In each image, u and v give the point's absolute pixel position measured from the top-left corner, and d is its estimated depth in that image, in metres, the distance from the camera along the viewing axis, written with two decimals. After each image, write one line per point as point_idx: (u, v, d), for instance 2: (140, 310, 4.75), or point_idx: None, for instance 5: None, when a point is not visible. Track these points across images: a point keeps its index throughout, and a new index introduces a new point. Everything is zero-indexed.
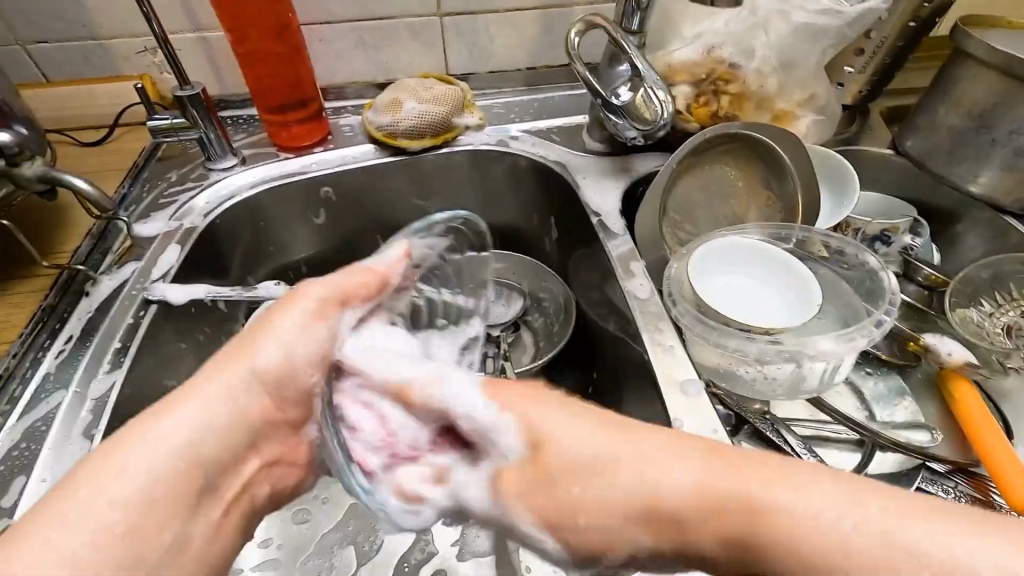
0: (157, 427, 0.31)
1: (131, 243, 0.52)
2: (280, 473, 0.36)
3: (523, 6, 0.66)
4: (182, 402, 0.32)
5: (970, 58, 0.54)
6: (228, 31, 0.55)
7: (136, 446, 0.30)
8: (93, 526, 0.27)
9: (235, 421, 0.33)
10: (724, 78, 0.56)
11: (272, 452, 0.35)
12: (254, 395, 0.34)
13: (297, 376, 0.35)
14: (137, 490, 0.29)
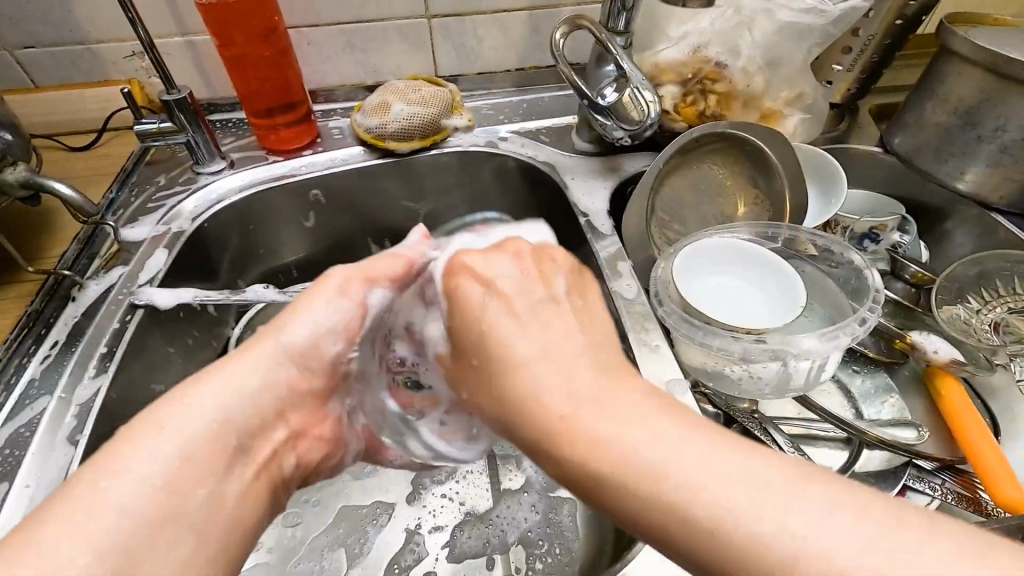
0: (193, 398, 0.32)
1: (118, 247, 0.52)
2: (306, 444, 0.38)
3: (510, 7, 0.66)
4: (221, 371, 0.34)
5: (955, 55, 0.54)
6: (214, 35, 0.54)
7: (176, 413, 0.31)
8: (141, 483, 0.28)
9: (263, 394, 0.35)
10: (711, 77, 0.56)
11: (299, 422, 0.37)
12: (284, 366, 0.36)
13: (322, 349, 0.37)
14: (177, 449, 0.30)
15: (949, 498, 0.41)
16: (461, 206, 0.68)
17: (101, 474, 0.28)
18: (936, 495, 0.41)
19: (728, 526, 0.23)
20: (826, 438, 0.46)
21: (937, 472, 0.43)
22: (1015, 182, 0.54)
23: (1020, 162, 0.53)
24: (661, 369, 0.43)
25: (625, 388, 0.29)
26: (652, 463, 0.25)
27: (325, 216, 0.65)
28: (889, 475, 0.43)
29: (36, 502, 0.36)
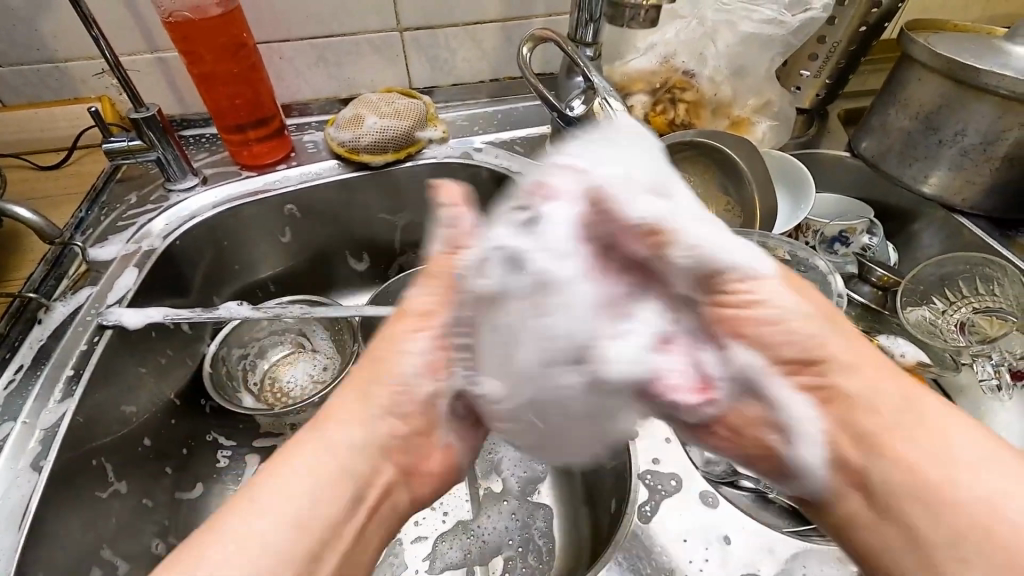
0: (300, 453, 0.33)
1: (87, 268, 0.52)
2: (417, 482, 0.37)
3: (482, 19, 0.66)
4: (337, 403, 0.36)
5: (915, 62, 0.55)
6: (182, 53, 0.54)
7: (284, 468, 0.32)
8: (276, 503, 0.30)
9: (376, 422, 0.35)
10: (679, 86, 0.57)
11: (406, 462, 0.36)
12: (382, 421, 0.35)
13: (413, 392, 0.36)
14: (307, 492, 0.31)
15: None
16: None
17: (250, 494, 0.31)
18: None
19: (924, 469, 0.28)
20: None
21: None
22: (977, 185, 0.56)
23: (980, 167, 0.54)
24: None
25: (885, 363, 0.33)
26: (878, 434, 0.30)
27: (301, 231, 0.65)
28: None
29: None
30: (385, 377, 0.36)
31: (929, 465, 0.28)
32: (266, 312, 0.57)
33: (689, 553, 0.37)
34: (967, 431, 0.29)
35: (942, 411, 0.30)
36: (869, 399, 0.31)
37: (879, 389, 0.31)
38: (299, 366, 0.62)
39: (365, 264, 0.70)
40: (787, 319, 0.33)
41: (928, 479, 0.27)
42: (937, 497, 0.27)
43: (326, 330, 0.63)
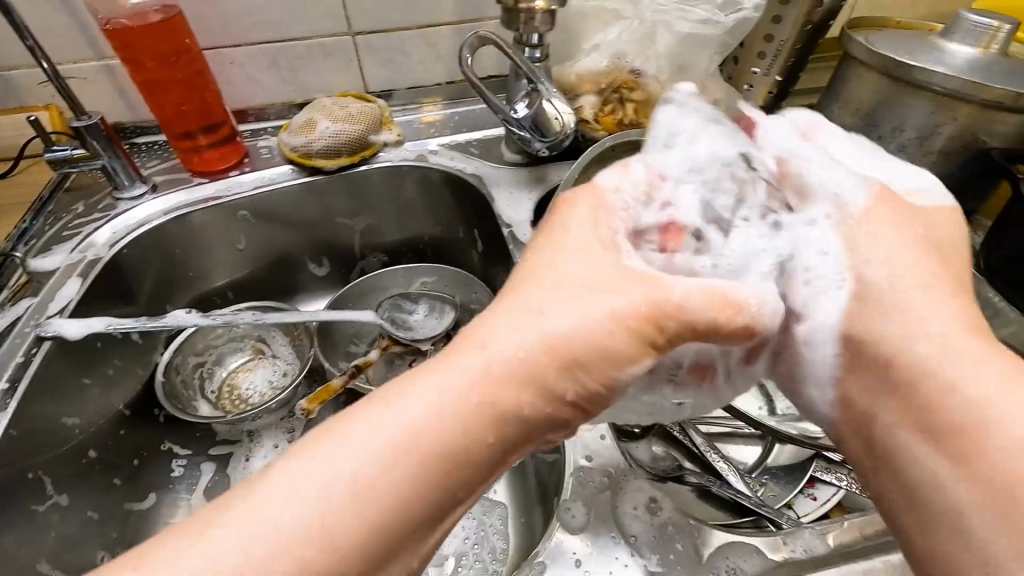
0: (391, 407, 0.27)
1: (28, 279, 0.51)
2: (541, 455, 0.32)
3: (434, 22, 0.67)
4: (493, 340, 0.29)
5: (855, 59, 0.56)
6: (124, 61, 0.54)
7: (361, 425, 0.27)
8: (352, 457, 0.25)
9: (517, 386, 0.28)
10: (627, 86, 0.57)
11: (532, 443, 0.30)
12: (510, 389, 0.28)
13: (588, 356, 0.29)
14: (365, 461, 0.26)
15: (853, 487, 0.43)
16: (395, 220, 0.69)
17: (340, 426, 0.27)
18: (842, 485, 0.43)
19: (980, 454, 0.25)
20: (743, 436, 0.48)
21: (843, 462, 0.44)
22: None
23: (919, 161, 0.56)
24: None
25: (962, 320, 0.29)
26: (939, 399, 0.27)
27: (256, 237, 0.64)
28: (797, 468, 0.45)
29: None
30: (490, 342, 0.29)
31: (940, 382, 0.27)
32: (217, 319, 0.56)
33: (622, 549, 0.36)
34: None
35: None
36: (945, 371, 0.27)
37: (930, 317, 0.29)
38: (257, 373, 0.61)
39: (325, 269, 0.70)
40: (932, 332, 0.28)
41: (972, 457, 0.25)
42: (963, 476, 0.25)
43: (284, 337, 0.63)
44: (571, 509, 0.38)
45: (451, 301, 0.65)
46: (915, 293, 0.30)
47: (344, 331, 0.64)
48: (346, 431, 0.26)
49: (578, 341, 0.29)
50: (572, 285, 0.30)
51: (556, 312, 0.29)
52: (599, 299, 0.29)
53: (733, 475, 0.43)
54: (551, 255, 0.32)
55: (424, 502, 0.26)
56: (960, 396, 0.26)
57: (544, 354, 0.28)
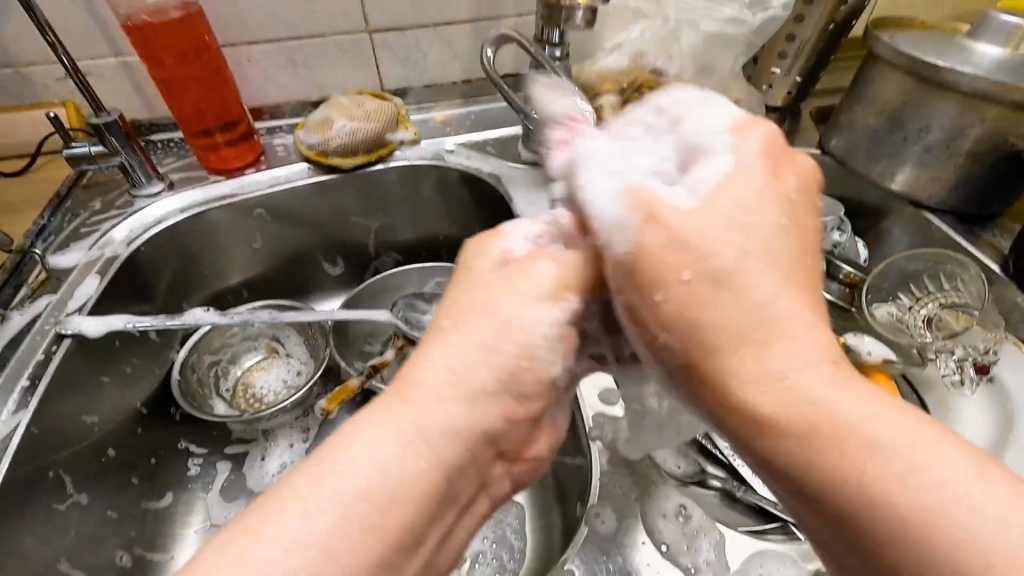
0: (349, 453, 0.25)
1: (46, 276, 0.51)
2: (519, 466, 0.32)
3: (451, 20, 0.66)
4: (425, 375, 0.28)
5: (880, 60, 0.55)
6: (143, 58, 0.54)
7: (321, 481, 0.24)
8: (310, 515, 0.24)
9: (480, 396, 0.28)
10: (648, 85, 0.57)
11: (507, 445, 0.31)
12: (474, 403, 0.28)
13: (536, 364, 0.30)
14: (346, 505, 0.24)
15: None
16: (411, 220, 0.68)
17: (269, 510, 0.24)
18: None
19: (874, 480, 0.21)
20: None
21: None
22: (943, 181, 0.56)
23: (944, 163, 0.55)
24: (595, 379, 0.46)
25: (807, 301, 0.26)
26: (818, 408, 0.23)
27: (271, 235, 0.64)
28: None
29: None
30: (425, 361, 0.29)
31: (820, 405, 0.23)
32: (235, 317, 0.56)
33: (647, 555, 0.37)
34: (950, 444, 0.22)
35: (922, 425, 0.22)
36: (823, 394, 0.23)
37: (784, 293, 0.25)
38: (272, 371, 0.62)
39: (339, 269, 0.70)
40: (773, 312, 0.25)
41: (874, 481, 0.21)
42: (858, 509, 0.21)
43: (298, 336, 0.63)
44: (601, 515, 0.38)
45: None
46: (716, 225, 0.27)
47: (359, 330, 0.63)
48: (289, 499, 0.24)
49: (482, 364, 0.29)
50: (492, 301, 0.31)
51: (484, 326, 0.30)
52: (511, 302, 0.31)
53: (758, 479, 0.41)
54: (479, 291, 0.32)
55: (409, 526, 0.25)
56: (847, 411, 0.23)
57: (488, 356, 0.29)
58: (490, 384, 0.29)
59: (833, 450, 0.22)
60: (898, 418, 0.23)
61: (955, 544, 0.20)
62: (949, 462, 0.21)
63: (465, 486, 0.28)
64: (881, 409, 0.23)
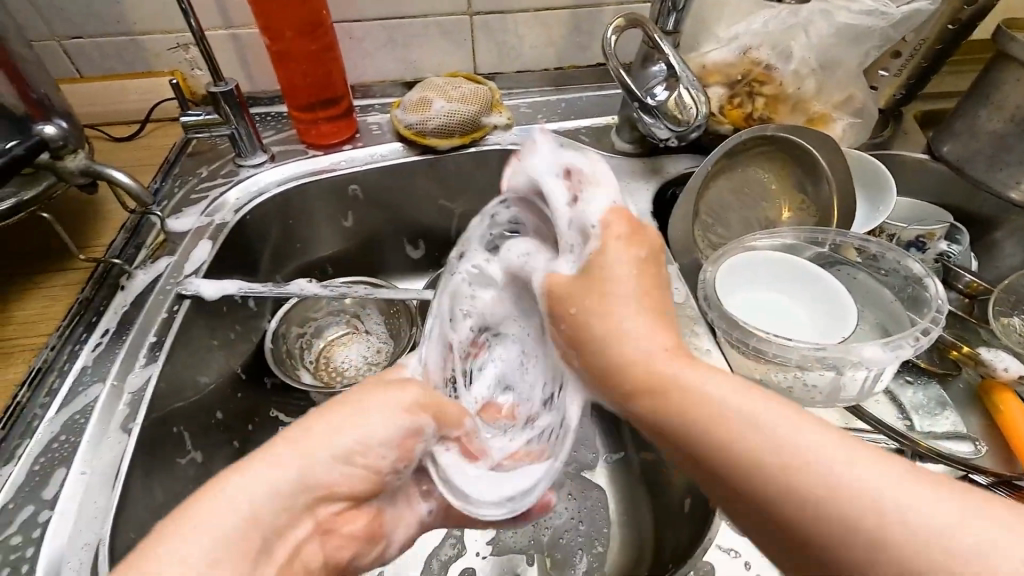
0: (225, 490, 0.28)
1: (164, 238, 0.52)
2: (337, 542, 0.32)
3: (552, 5, 0.65)
4: (324, 416, 0.33)
5: (1014, 62, 0.53)
6: (262, 28, 0.55)
7: (201, 513, 0.27)
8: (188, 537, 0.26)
9: (327, 465, 0.31)
10: (760, 79, 0.55)
11: (328, 518, 0.31)
12: (331, 475, 0.31)
13: (361, 480, 0.32)
14: (208, 538, 0.26)
15: None
16: None
17: (181, 519, 0.26)
18: None
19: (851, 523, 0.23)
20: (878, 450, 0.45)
21: (994, 489, 0.41)
22: None
23: None
24: None
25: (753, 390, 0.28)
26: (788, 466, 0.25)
27: (363, 215, 0.65)
28: None
29: (92, 490, 0.37)
30: (316, 433, 0.32)
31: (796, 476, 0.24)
32: (332, 290, 0.57)
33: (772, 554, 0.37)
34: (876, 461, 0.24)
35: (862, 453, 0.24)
36: (789, 438, 0.25)
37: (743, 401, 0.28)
38: (352, 348, 0.64)
39: (420, 252, 0.70)
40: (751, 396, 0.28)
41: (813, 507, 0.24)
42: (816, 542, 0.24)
43: (380, 315, 0.65)
44: None
45: None
46: (751, 397, 0.28)
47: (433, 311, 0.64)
48: (168, 536, 0.26)
49: (331, 472, 0.31)
50: (360, 424, 0.32)
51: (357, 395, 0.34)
52: (369, 434, 0.32)
53: None
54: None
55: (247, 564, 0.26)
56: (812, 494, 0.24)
57: (361, 483, 0.32)
58: (335, 461, 0.31)
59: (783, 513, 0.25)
60: (799, 436, 0.25)
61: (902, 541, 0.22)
62: (874, 474, 0.23)
63: (301, 526, 0.30)
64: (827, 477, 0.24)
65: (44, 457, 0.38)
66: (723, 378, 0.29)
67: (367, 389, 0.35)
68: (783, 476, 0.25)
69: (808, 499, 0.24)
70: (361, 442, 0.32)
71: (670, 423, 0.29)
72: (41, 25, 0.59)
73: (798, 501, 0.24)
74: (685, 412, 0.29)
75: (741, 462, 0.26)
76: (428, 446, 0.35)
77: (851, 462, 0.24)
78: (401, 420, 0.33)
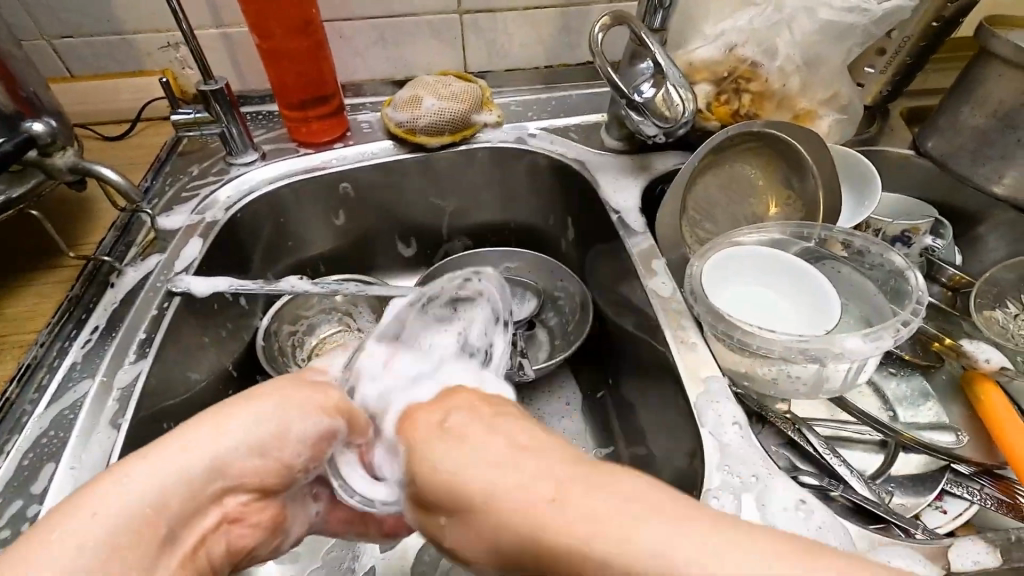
0: (126, 476, 0.27)
1: (154, 236, 0.52)
2: (242, 532, 0.32)
3: (541, 4, 0.66)
4: (246, 403, 0.32)
5: (996, 58, 0.53)
6: (252, 27, 0.55)
7: (100, 494, 0.27)
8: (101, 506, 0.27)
9: (240, 453, 0.30)
10: (746, 76, 0.56)
11: (235, 508, 0.31)
12: (243, 463, 0.30)
13: (279, 471, 0.32)
14: (98, 529, 0.26)
15: (989, 503, 0.41)
16: (488, 203, 0.69)
17: (74, 504, 0.26)
18: (976, 500, 0.42)
19: (627, 557, 0.21)
20: (861, 440, 0.46)
21: (976, 477, 0.43)
22: None
23: None
24: (698, 364, 0.42)
25: (533, 445, 0.26)
26: (540, 520, 0.23)
27: (354, 213, 0.65)
28: (928, 479, 0.43)
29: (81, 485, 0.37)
30: (229, 418, 0.31)
31: (567, 532, 0.22)
32: (323, 287, 0.57)
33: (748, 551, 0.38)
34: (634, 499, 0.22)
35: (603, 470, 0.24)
36: (555, 504, 0.23)
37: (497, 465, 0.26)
38: (344, 345, 0.64)
39: (412, 250, 0.71)
40: (497, 450, 0.27)
41: (573, 549, 0.22)
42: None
43: (372, 312, 0.66)
44: None
45: (535, 289, 0.68)
46: (526, 453, 0.26)
47: None
48: (60, 521, 0.25)
49: (242, 463, 0.30)
50: (282, 412, 0.32)
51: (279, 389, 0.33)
52: (291, 424, 0.32)
53: (856, 479, 0.43)
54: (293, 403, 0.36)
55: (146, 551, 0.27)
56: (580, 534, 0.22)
57: (274, 476, 0.32)
58: (249, 452, 0.31)
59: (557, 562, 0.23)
60: (580, 464, 0.25)
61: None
62: (641, 525, 0.21)
63: (203, 515, 0.30)
64: (578, 527, 0.22)
65: (32, 453, 0.38)
66: (485, 450, 0.27)
67: (289, 380, 0.34)
68: (567, 552, 0.22)
69: (561, 550, 0.22)
70: (277, 435, 0.31)
71: (442, 502, 0.27)
72: (31, 24, 0.60)
73: (574, 568, 0.22)
74: (451, 480, 0.27)
75: (519, 524, 0.24)
76: (346, 447, 0.34)
77: (609, 508, 0.22)
78: (321, 417, 0.32)
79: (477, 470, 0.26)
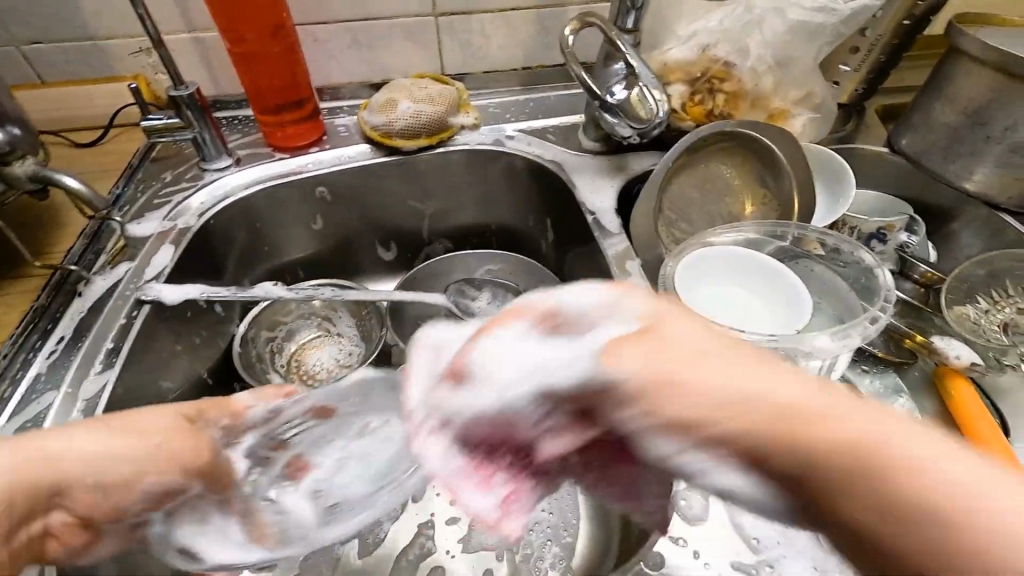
0: None
1: (124, 243, 0.52)
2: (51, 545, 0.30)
3: (517, 6, 0.66)
4: (120, 429, 0.31)
5: (964, 56, 0.54)
6: (222, 32, 0.54)
7: None
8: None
9: (89, 484, 0.29)
10: (719, 76, 0.56)
11: (62, 525, 0.30)
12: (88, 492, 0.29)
13: (119, 509, 0.31)
14: None
15: None
16: (468, 205, 0.69)
17: None
18: None
19: (875, 446, 0.23)
20: None
21: None
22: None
23: None
24: None
25: (754, 356, 0.26)
26: (857, 435, 0.23)
27: (331, 217, 0.65)
28: None
29: None
30: (99, 442, 0.30)
31: (840, 429, 0.23)
32: (298, 293, 0.57)
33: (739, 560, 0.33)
34: (891, 418, 0.24)
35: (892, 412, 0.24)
36: (848, 416, 0.23)
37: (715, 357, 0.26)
38: (325, 351, 0.64)
39: (392, 254, 0.71)
40: (785, 396, 0.24)
41: (907, 475, 0.22)
42: (830, 498, 0.23)
43: (350, 316, 0.65)
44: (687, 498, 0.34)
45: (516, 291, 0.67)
46: (714, 355, 0.26)
47: (409, 313, 0.66)
48: None
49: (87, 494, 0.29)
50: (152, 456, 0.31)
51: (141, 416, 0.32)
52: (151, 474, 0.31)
53: None
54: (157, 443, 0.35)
55: None
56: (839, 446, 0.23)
57: (115, 510, 0.31)
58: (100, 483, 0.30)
59: (854, 468, 0.23)
60: (835, 395, 0.24)
61: (946, 496, 0.21)
62: (954, 463, 0.22)
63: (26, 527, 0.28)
64: (843, 447, 0.23)
65: None
66: (736, 358, 0.26)
67: (172, 417, 0.34)
68: (831, 436, 0.23)
69: (844, 466, 0.23)
70: (136, 476, 0.31)
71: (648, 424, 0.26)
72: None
73: (853, 461, 0.23)
74: (689, 396, 0.25)
75: (796, 432, 0.23)
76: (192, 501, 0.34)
77: (917, 441, 0.23)
78: (180, 478, 0.32)
79: (698, 400, 0.24)
